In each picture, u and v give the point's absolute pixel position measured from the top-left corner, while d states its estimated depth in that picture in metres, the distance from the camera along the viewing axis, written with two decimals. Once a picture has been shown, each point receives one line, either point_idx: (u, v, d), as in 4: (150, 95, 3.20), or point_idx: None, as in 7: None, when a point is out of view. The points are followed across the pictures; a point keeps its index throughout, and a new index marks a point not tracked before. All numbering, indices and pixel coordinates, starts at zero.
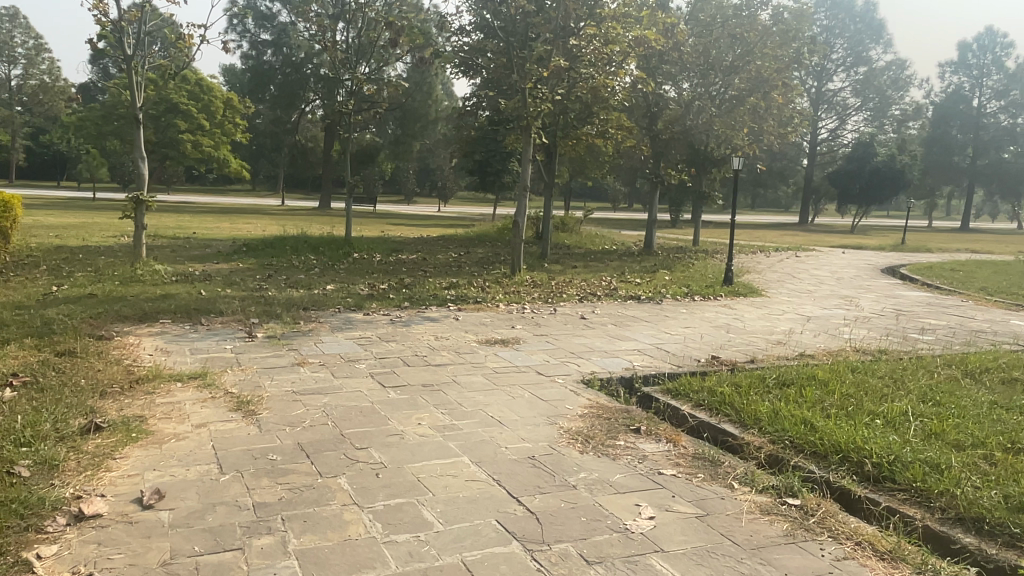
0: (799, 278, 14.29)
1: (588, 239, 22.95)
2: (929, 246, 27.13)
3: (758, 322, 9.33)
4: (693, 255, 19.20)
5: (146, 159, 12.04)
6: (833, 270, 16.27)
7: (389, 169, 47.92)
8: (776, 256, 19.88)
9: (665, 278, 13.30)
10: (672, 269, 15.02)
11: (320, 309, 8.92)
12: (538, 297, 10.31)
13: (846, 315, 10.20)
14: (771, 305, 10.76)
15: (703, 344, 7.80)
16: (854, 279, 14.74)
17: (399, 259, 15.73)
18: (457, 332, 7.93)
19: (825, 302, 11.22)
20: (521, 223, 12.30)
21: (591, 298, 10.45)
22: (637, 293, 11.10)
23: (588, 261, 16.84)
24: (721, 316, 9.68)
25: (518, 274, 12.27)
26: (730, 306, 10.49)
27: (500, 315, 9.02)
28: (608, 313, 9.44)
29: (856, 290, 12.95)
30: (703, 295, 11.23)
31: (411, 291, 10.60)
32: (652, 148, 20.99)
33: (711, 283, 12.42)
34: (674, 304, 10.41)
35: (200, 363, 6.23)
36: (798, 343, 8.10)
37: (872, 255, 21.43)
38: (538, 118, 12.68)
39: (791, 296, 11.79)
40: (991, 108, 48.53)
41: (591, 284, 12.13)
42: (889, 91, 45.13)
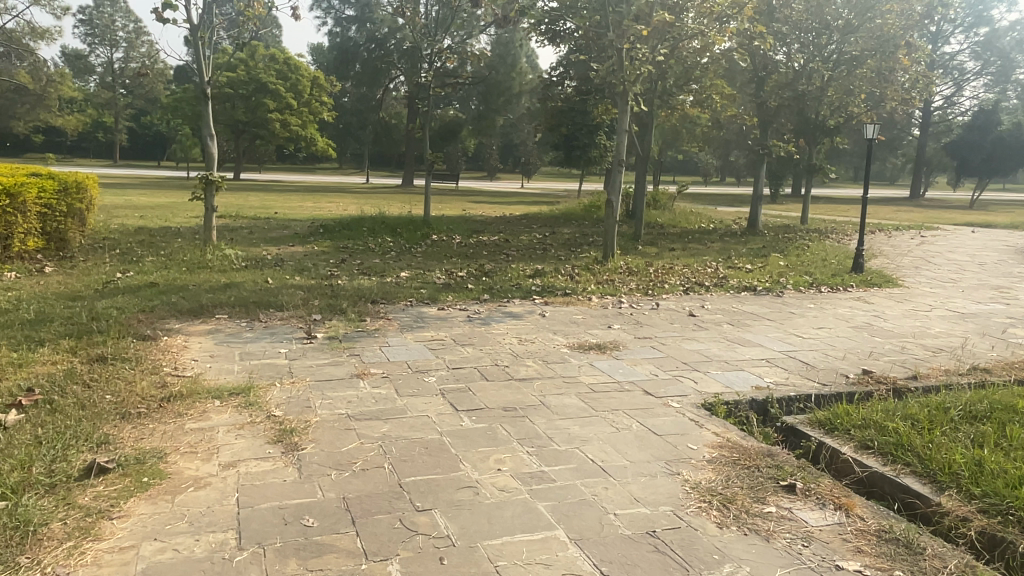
0: (935, 263, 12.45)
1: (682, 218, 21.37)
2: None
3: (905, 321, 7.78)
4: (803, 235, 17.39)
5: (215, 137, 11.33)
6: (971, 253, 14.24)
7: (472, 145, 46.99)
8: (898, 236, 17.83)
9: (778, 263, 11.75)
10: (783, 252, 13.40)
11: (390, 302, 7.94)
12: (635, 288, 9.06)
13: (1011, 312, 8.48)
14: (913, 298, 9.14)
15: (845, 353, 6.39)
16: (1000, 264, 12.76)
17: (481, 241, 14.68)
18: (544, 334, 6.78)
19: (978, 294, 9.50)
20: (615, 203, 10.96)
21: (698, 290, 9.11)
22: (750, 283, 9.68)
23: (686, 243, 15.39)
24: (856, 313, 8.17)
25: (611, 259, 10.98)
26: (863, 300, 8.93)
27: (593, 311, 7.82)
28: (721, 309, 8.09)
29: (1008, 278, 11.09)
30: (829, 285, 9.69)
31: (492, 280, 9.53)
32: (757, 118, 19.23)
33: (835, 270, 10.81)
34: (796, 298, 8.94)
35: (245, 373, 5.33)
36: (965, 352, 6.57)
37: (1009, 236, 19.00)
38: (636, 84, 11.34)
39: (933, 287, 10.08)
40: None
41: (695, 271, 10.74)
42: (1015, 53, 40.50)
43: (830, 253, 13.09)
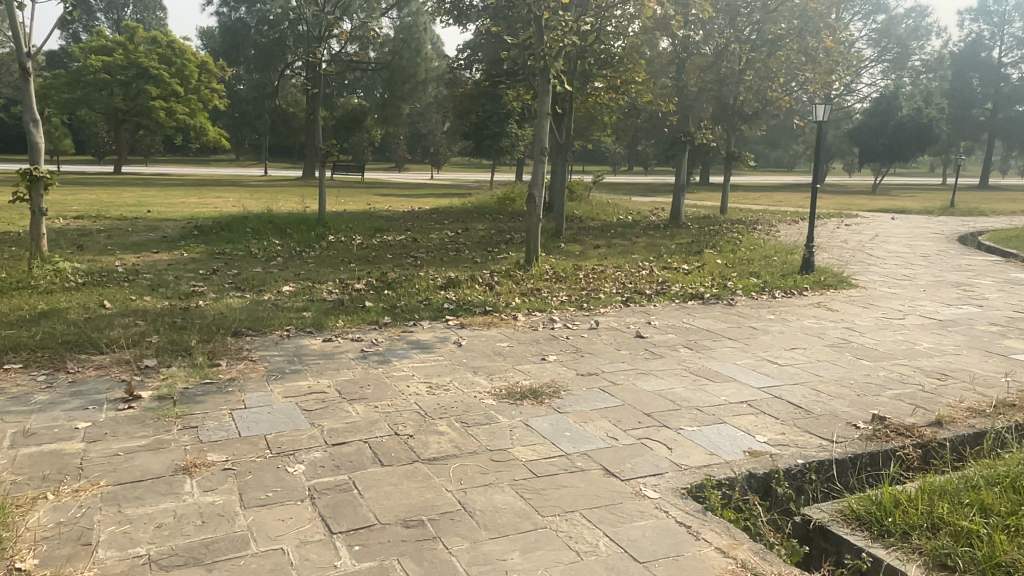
0: (878, 256, 11.57)
1: (600, 208, 20.19)
2: (980, 208, 24.32)
3: (887, 337, 6.57)
4: (728, 226, 16.45)
5: (40, 123, 9.13)
6: (906, 244, 13.55)
7: (376, 134, 44.66)
8: (823, 225, 17.16)
9: (717, 261, 10.56)
10: (717, 247, 12.27)
11: (259, 333, 6.13)
12: (566, 301, 7.54)
13: (991, 317, 7.44)
14: (879, 303, 8.06)
15: (844, 389, 5.05)
16: (940, 256, 12.05)
17: (385, 242, 12.90)
18: (460, 374, 5.17)
19: (944, 295, 8.52)
20: (537, 198, 9.40)
21: (640, 301, 7.67)
22: (699, 289, 8.32)
23: (611, 238, 14.11)
24: (828, 326, 6.90)
25: (535, 263, 9.46)
26: (827, 308, 7.70)
27: (520, 335, 6.27)
28: (673, 328, 6.66)
29: (959, 273, 10.28)
30: (783, 290, 8.45)
31: (395, 294, 7.84)
32: (678, 103, 18.12)
33: (783, 270, 9.61)
34: (753, 307, 7.63)
35: (5, 480, 3.49)
36: (977, 380, 5.35)
37: (926, 222, 18.75)
38: (561, 58, 9.59)
39: (891, 288, 9.01)
40: (1010, 59, 46.08)
41: (631, 275, 9.32)
42: (910, 42, 41.24)
43: (768, 247, 12.02)
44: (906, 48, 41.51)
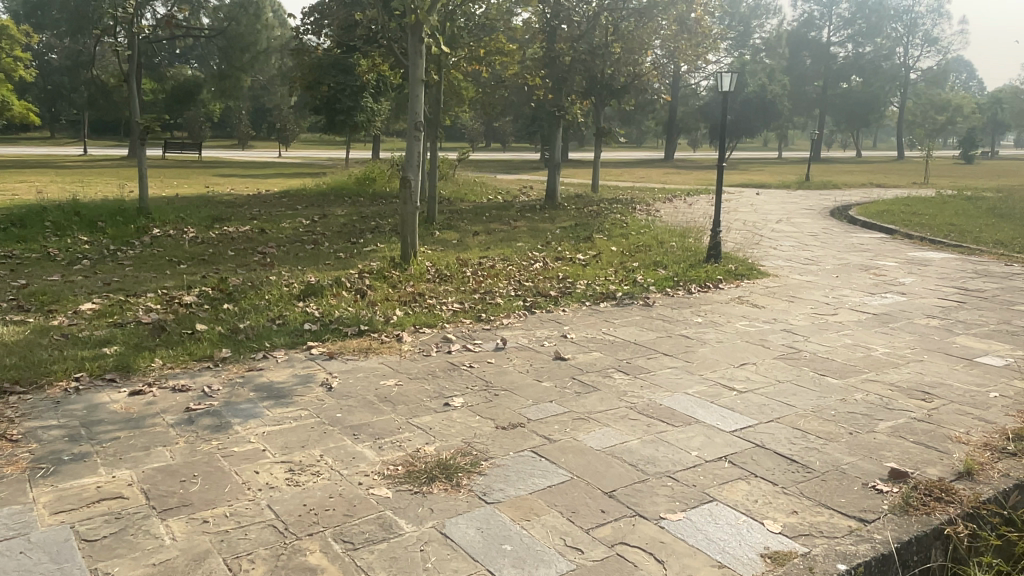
0: (770, 236, 11.01)
1: (468, 189, 18.80)
2: (830, 182, 25.18)
3: (835, 342, 5.65)
4: (607, 206, 15.60)
5: None
6: (787, 221, 13.22)
7: (214, 109, 40.71)
8: (698, 203, 16.74)
9: (613, 249, 9.53)
10: (606, 231, 11.27)
11: (32, 390, 4.27)
12: (458, 311, 6.12)
13: (923, 308, 6.79)
14: (803, 295, 7.26)
15: (831, 426, 3.99)
16: (826, 234, 11.72)
17: (226, 234, 10.88)
18: (336, 442, 3.66)
19: (860, 284, 7.88)
20: (412, 181, 7.86)
21: (546, 305, 6.40)
22: (608, 286, 7.16)
23: (489, 223, 12.80)
24: (766, 331, 5.90)
25: (412, 260, 7.95)
26: (753, 304, 6.74)
27: (409, 368, 4.79)
28: (596, 343, 5.41)
29: (856, 253, 9.86)
30: (698, 283, 7.43)
31: (237, 311, 6.09)
32: (550, 77, 16.81)
33: (688, 257, 8.66)
34: (675, 308, 6.54)
35: None
36: (966, 398, 4.48)
37: (791, 197, 18.90)
38: (435, 13, 7.88)
39: (803, 276, 8.25)
40: (837, 39, 48.92)
41: (525, 271, 8.03)
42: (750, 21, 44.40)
43: (659, 230, 11.14)
44: (748, 26, 44.59)
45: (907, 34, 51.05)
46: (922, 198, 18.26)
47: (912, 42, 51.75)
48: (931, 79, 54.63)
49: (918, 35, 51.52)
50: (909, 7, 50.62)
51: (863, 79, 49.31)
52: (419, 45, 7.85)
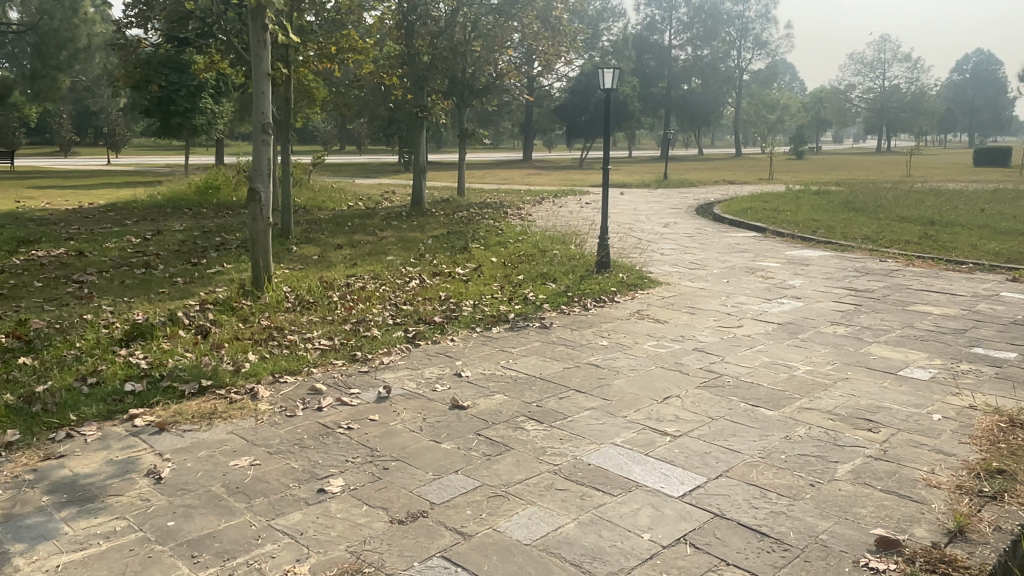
0: (649, 239, 10.69)
1: (325, 195, 17.46)
2: (686, 180, 25.87)
3: (753, 360, 5.16)
4: (476, 211, 14.87)
5: None
6: (660, 222, 13.06)
7: (27, 113, 36.31)
8: (568, 205, 16.38)
9: (493, 261, 8.77)
10: (481, 239, 10.52)
11: None
12: (326, 350, 5.10)
13: (824, 314, 6.51)
14: (702, 305, 6.82)
15: (789, 477, 3.39)
16: (701, 234, 11.58)
17: (34, 260, 9.15)
18: (165, 575, 2.61)
19: (753, 289, 7.59)
20: (261, 194, 6.67)
21: (430, 335, 5.51)
22: (498, 306, 6.37)
23: (351, 234, 11.69)
24: (678, 351, 5.32)
25: (265, 287, 6.76)
26: (655, 320, 6.19)
27: (268, 438, 3.77)
28: (496, 382, 4.60)
29: (737, 254, 9.70)
30: (593, 297, 6.80)
31: (35, 369, 4.75)
32: (408, 76, 15.75)
33: (576, 267, 8.05)
34: (574, 329, 5.86)
35: None
36: (911, 423, 4.06)
37: (655, 196, 19.02)
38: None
39: (695, 283, 7.85)
40: (678, 42, 51.08)
41: (400, 292, 7.09)
42: (597, 23, 45.29)
43: (538, 236, 10.52)
44: (596, 28, 45.47)
45: (739, 38, 54.15)
46: (775, 194, 18.93)
47: (744, 45, 54.87)
48: (763, 80, 58.18)
49: (749, 39, 54.75)
50: (740, 12, 53.64)
51: (703, 80, 51.69)
52: (261, 33, 6.66)
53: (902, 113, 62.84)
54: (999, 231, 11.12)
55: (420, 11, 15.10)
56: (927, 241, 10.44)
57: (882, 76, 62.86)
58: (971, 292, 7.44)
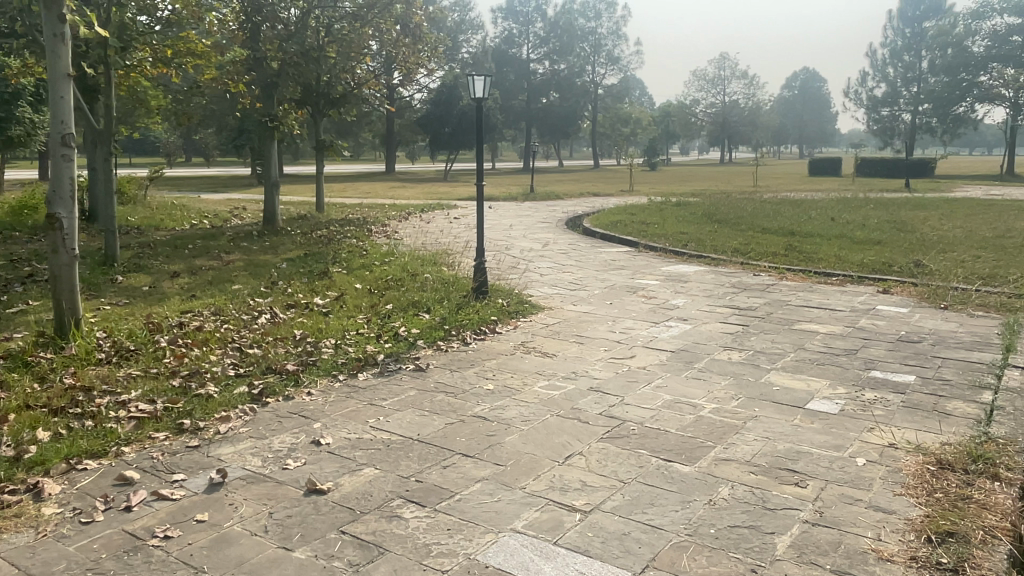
0: (524, 257, 10.14)
1: (166, 213, 15.75)
2: (552, 192, 25.79)
3: (655, 400, 4.62)
4: (337, 228, 13.82)
5: None
6: (532, 237, 12.60)
7: None
8: (434, 220, 15.63)
9: (357, 287, 7.88)
10: (344, 262, 9.56)
11: None
12: (145, 419, 4.08)
13: (716, 338, 6.16)
14: (589, 332, 6.29)
15: (726, 564, 2.81)
16: (576, 250, 11.19)
17: None
18: None
19: (639, 311, 7.18)
20: (65, 221, 5.48)
21: (281, 390, 4.59)
22: (365, 346, 5.52)
23: (193, 258, 10.36)
24: (573, 393, 4.69)
25: (74, 335, 5.56)
26: (543, 354, 5.57)
27: (50, 564, 2.76)
28: (364, 450, 3.77)
29: (615, 272, 9.34)
30: (471, 329, 6.09)
31: None
32: (257, 83, 14.43)
33: (451, 292, 7.32)
34: (453, 370, 5.12)
35: None
36: (840, 471, 3.63)
37: (523, 210, 18.65)
38: None
39: (579, 306, 7.32)
40: (536, 56, 51.67)
41: (246, 331, 6.06)
42: (456, 35, 44.79)
43: (406, 256, 9.69)
44: (454, 40, 44.94)
45: (593, 53, 55.50)
46: (639, 206, 19.08)
47: (597, 60, 56.16)
48: (617, 94, 60.05)
49: (602, 55, 55.89)
50: (593, 28, 54.89)
51: (561, 94, 52.54)
52: (58, 27, 5.47)
53: (742, 127, 66.94)
54: (854, 241, 11.46)
55: (267, 12, 13.80)
56: (793, 253, 10.53)
57: (724, 91, 66.64)
58: (849, 307, 7.37)
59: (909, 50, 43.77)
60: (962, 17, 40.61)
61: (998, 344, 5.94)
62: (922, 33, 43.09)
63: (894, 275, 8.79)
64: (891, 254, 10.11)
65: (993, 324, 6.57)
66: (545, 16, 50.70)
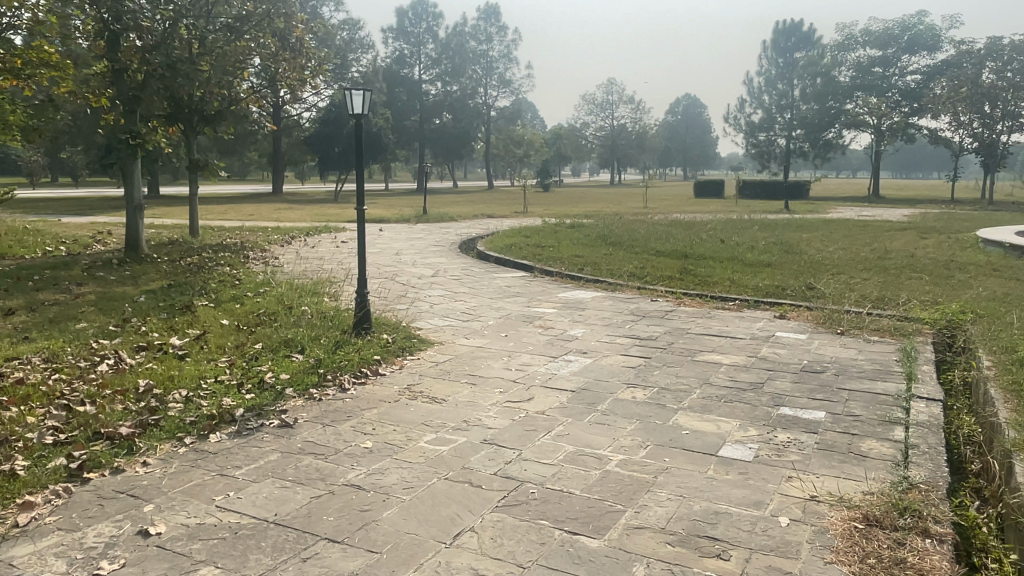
0: (414, 285, 9.50)
1: (14, 239, 14.12)
2: (445, 214, 25.25)
3: (556, 452, 4.10)
4: (210, 254, 12.74)
5: None
6: (423, 262, 11.97)
7: None
8: (320, 244, 14.73)
9: (223, 324, 7.02)
10: (213, 294, 8.63)
11: None
12: None
13: (619, 373, 5.75)
14: (484, 370, 5.74)
15: None
16: (469, 276, 10.67)
17: None
18: None
19: (537, 343, 6.70)
20: None
21: (110, 462, 3.82)
22: (221, 398, 4.73)
23: (35, 292, 9.10)
24: (464, 448, 4.10)
25: None
26: (430, 399, 4.98)
27: None
28: (203, 542, 3.05)
29: (511, 299, 8.86)
30: (350, 371, 5.40)
31: None
32: (118, 98, 13.14)
33: (330, 327, 6.60)
34: (325, 425, 4.44)
35: None
36: (766, 536, 3.20)
37: (414, 233, 17.99)
38: None
39: (472, 340, 6.77)
40: (428, 77, 51.23)
41: (78, 382, 5.15)
42: (345, 54, 43.43)
43: (284, 286, 8.85)
44: (343, 59, 43.52)
45: (485, 75, 55.61)
46: (533, 227, 18.83)
47: (489, 82, 56.27)
48: (509, 117, 60.50)
49: (494, 78, 55.98)
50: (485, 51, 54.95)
51: (454, 115, 52.33)
52: None
53: (630, 150, 68.96)
54: (745, 263, 11.53)
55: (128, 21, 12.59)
56: (688, 276, 10.41)
57: (612, 115, 68.43)
58: (749, 334, 7.16)
59: (783, 79, 45.42)
60: (829, 49, 43.71)
61: (898, 372, 5.83)
62: (792, 63, 45.57)
63: (790, 298, 8.75)
64: (782, 276, 10.16)
65: (889, 351, 6.50)
66: (436, 38, 50.23)
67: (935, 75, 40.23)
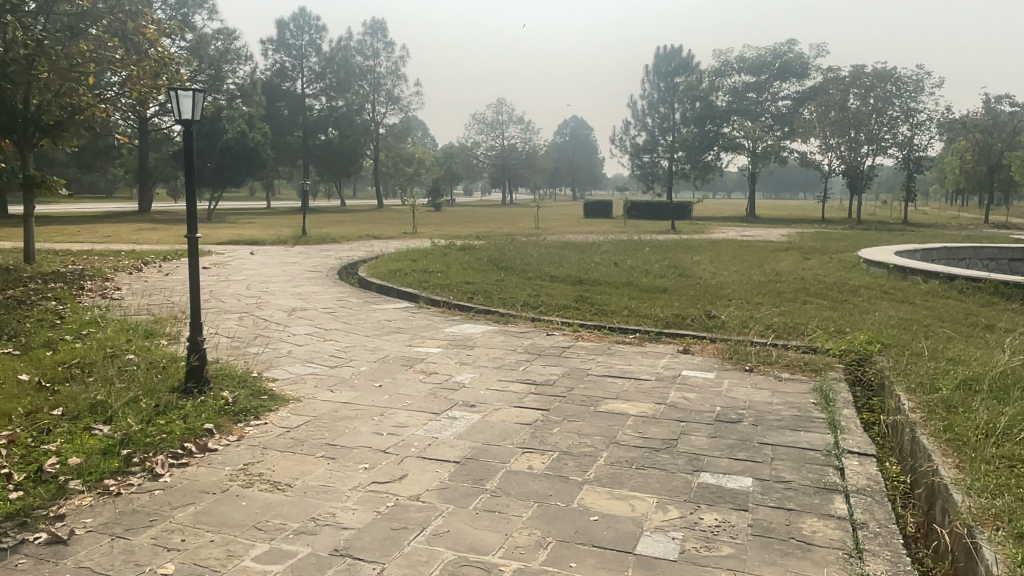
0: (276, 321, 8.24)
1: None
2: (327, 234, 23.76)
3: (430, 565, 3.09)
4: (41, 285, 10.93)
5: None
6: (291, 292, 10.68)
7: None
8: (177, 271, 13.09)
9: (17, 380, 5.59)
10: (19, 338, 7.08)
11: None
12: None
13: (512, 433, 4.82)
14: (344, 436, 4.67)
15: None
16: (342, 308, 9.49)
17: None
18: None
19: (414, 394, 5.69)
20: None
21: None
22: None
23: None
24: (304, 566, 3.05)
25: None
26: (271, 484, 3.87)
27: None
28: None
29: (388, 337, 7.78)
30: (168, 449, 4.22)
31: None
32: None
33: (153, 382, 5.35)
34: (116, 538, 3.27)
35: None
36: None
37: (289, 257, 16.52)
38: None
39: (336, 393, 5.67)
40: (312, 91, 49.43)
41: None
42: (221, 65, 40.83)
43: (114, 326, 7.41)
44: (217, 70, 40.75)
45: (372, 92, 54.17)
46: (419, 250, 17.81)
47: (377, 99, 54.80)
48: (397, 134, 59.18)
49: (381, 94, 54.61)
50: (371, 67, 53.43)
51: (339, 131, 49.76)
52: None
53: (520, 169, 69.19)
54: (641, 288, 10.99)
55: None
56: (586, 305, 9.69)
57: (501, 135, 68.48)
58: (654, 374, 6.42)
59: (664, 103, 46.50)
60: (707, 74, 44.93)
61: (820, 420, 5.21)
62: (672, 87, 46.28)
63: (693, 330, 8.14)
64: (680, 304, 9.64)
65: (805, 392, 5.91)
66: (319, 51, 48.61)
67: (803, 100, 42.77)
